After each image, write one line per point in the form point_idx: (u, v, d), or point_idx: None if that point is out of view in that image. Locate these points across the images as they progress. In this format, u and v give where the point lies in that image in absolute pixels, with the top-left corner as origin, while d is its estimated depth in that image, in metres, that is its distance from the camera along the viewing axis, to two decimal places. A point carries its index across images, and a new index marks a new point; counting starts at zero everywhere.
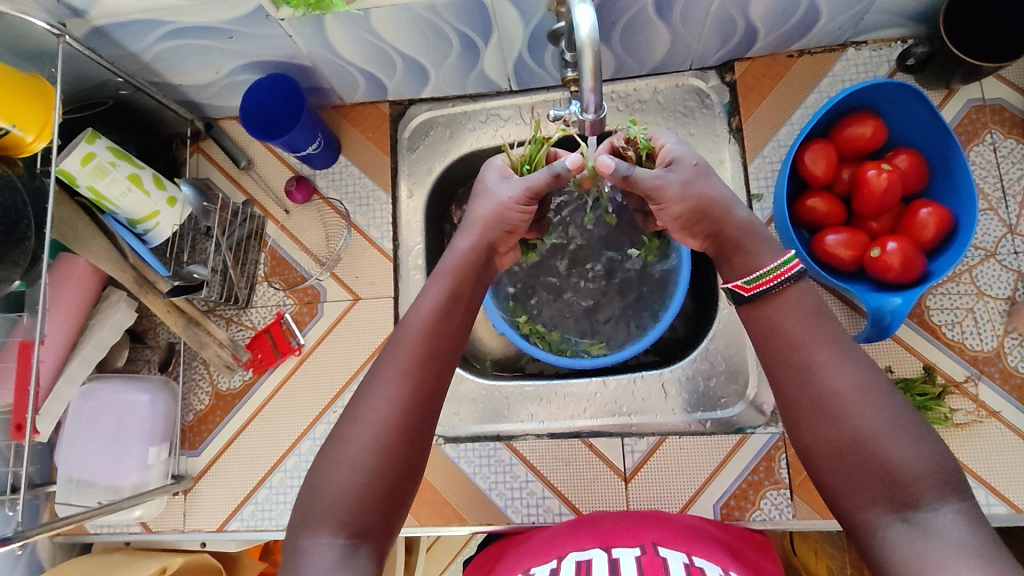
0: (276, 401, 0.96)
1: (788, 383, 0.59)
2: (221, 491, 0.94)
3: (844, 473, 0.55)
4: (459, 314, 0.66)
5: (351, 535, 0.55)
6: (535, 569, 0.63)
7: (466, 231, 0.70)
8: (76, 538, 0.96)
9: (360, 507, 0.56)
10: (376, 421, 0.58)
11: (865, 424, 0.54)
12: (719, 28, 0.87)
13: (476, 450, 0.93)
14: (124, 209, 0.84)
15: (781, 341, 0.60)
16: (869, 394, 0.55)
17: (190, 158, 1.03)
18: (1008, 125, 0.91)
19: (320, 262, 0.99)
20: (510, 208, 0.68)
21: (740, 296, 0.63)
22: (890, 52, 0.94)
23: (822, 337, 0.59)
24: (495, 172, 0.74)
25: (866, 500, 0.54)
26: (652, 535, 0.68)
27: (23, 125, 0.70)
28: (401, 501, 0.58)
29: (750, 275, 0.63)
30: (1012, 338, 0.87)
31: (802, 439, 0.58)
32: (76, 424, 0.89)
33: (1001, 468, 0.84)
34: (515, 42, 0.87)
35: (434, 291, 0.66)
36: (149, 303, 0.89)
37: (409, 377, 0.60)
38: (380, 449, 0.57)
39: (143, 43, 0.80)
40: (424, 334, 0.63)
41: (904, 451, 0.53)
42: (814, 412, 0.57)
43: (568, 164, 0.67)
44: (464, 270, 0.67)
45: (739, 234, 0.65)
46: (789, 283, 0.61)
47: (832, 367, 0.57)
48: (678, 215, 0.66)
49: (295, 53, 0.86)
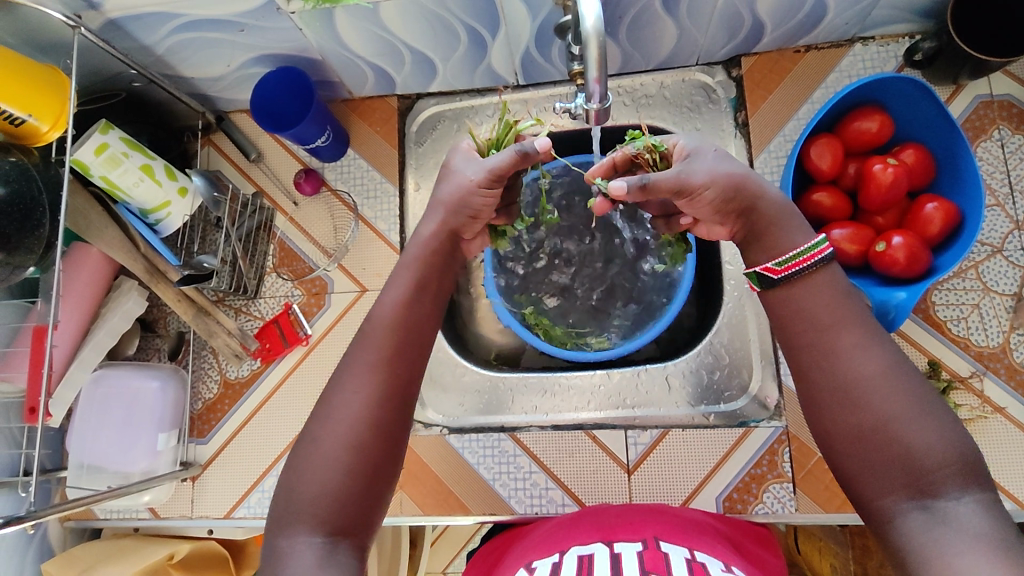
0: (282, 390, 0.97)
1: (813, 368, 0.59)
2: (228, 479, 0.96)
3: (866, 459, 0.55)
4: (427, 304, 0.67)
5: (331, 531, 0.56)
6: (537, 563, 0.64)
7: (430, 216, 0.70)
8: (87, 522, 0.97)
9: (339, 501, 0.57)
10: (344, 420, 0.59)
11: (889, 409, 0.54)
12: (726, 23, 0.88)
13: (480, 441, 0.93)
14: (136, 200, 0.86)
15: (805, 325, 0.60)
16: (894, 380, 0.56)
17: (201, 150, 1.04)
18: (1016, 121, 0.91)
19: (327, 253, 1.00)
20: (471, 190, 0.66)
21: (769, 279, 0.62)
22: (897, 48, 0.94)
23: (847, 323, 0.59)
24: (459, 156, 0.72)
25: (886, 486, 0.54)
26: (653, 529, 0.68)
27: (39, 115, 0.72)
28: (380, 494, 0.59)
29: (779, 258, 0.62)
30: (1018, 334, 0.86)
31: (825, 426, 0.58)
32: (86, 410, 0.90)
33: (1007, 465, 0.83)
34: (523, 37, 0.88)
35: (400, 282, 0.67)
36: (160, 292, 0.91)
37: (379, 371, 0.61)
38: (354, 445, 0.58)
39: (157, 36, 0.81)
40: (391, 326, 0.64)
41: (927, 438, 0.53)
42: (838, 397, 0.57)
43: (536, 144, 0.62)
44: (429, 259, 0.68)
45: (772, 211, 0.64)
46: (821, 263, 0.61)
47: (858, 352, 0.57)
48: (711, 201, 0.63)
49: (305, 46, 0.87)
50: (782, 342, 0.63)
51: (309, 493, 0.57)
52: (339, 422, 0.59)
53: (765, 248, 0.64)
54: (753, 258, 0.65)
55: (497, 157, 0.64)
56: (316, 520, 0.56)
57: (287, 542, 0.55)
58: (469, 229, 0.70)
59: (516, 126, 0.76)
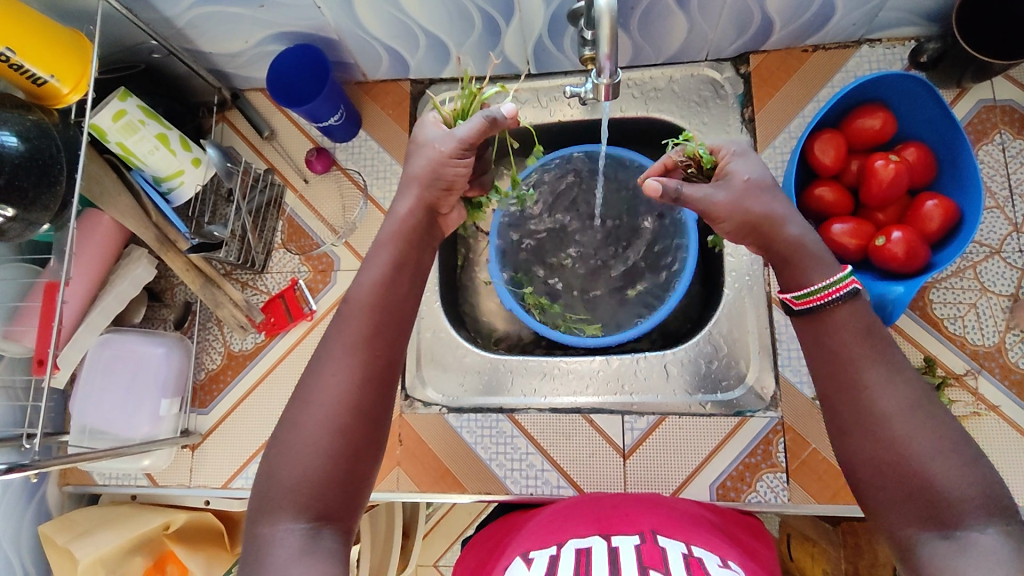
0: (285, 363, 0.98)
1: (839, 399, 0.59)
2: (227, 451, 0.96)
3: (889, 491, 0.55)
4: (405, 283, 0.67)
5: (314, 517, 0.57)
6: (534, 553, 0.65)
7: (403, 193, 0.70)
8: (84, 488, 0.97)
9: (335, 463, 0.58)
10: (323, 405, 0.59)
11: (914, 442, 0.55)
12: (735, 19, 0.89)
13: (478, 421, 0.94)
14: (150, 167, 0.87)
15: (830, 358, 0.60)
16: (922, 415, 0.56)
17: (216, 126, 1.06)
18: (1017, 126, 0.92)
19: (334, 230, 1.02)
20: (443, 162, 0.67)
21: (791, 309, 0.64)
22: (903, 50, 0.96)
23: (871, 357, 0.59)
24: (428, 127, 0.73)
25: (906, 517, 0.54)
26: (649, 521, 0.68)
27: (61, 76, 0.73)
28: (364, 477, 0.60)
29: (801, 291, 0.63)
30: (1014, 334, 0.88)
31: (847, 455, 0.58)
32: (91, 375, 0.91)
33: (1000, 463, 0.84)
34: (536, 24, 0.89)
35: (380, 261, 0.67)
36: (169, 260, 0.92)
37: (358, 351, 0.62)
38: (335, 428, 0.59)
39: (179, 7, 0.83)
40: (377, 301, 0.64)
41: (951, 473, 0.53)
42: (861, 428, 0.57)
43: (503, 110, 0.66)
44: (408, 237, 0.69)
45: (787, 250, 0.65)
46: (840, 301, 0.61)
47: (883, 388, 0.57)
48: (729, 230, 0.68)
49: (322, 25, 0.89)
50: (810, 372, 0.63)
51: (291, 477, 0.57)
52: (340, 385, 0.60)
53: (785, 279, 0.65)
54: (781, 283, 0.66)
55: (466, 125, 0.67)
56: (320, 476, 0.57)
57: (266, 529, 0.56)
58: (445, 203, 0.71)
59: (477, 94, 0.79)
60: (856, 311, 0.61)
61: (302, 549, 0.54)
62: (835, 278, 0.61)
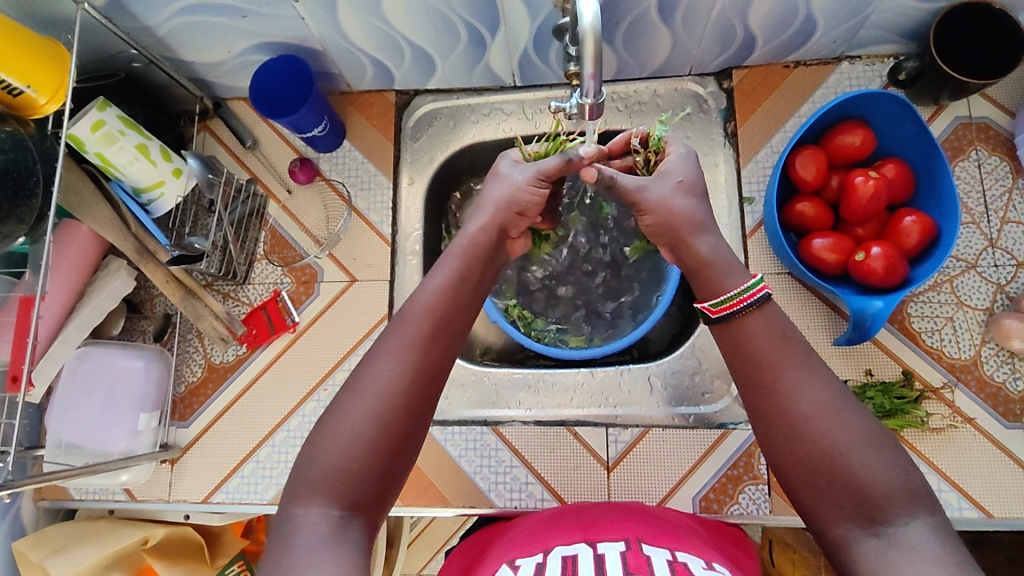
0: (268, 375, 0.97)
1: (759, 404, 0.59)
2: (206, 465, 0.95)
3: (818, 492, 0.55)
4: (465, 296, 0.66)
5: (346, 506, 0.55)
6: (520, 561, 0.64)
7: (478, 213, 0.73)
8: (59, 502, 0.96)
9: (364, 469, 0.56)
10: (374, 395, 0.58)
11: (837, 439, 0.55)
12: (719, 35, 0.90)
13: (462, 434, 0.94)
14: (129, 178, 0.86)
15: (750, 361, 0.60)
16: (842, 409, 0.56)
17: (197, 135, 1.05)
18: (992, 143, 0.94)
19: (319, 242, 1.01)
20: (524, 189, 0.72)
21: (707, 318, 0.63)
22: (882, 68, 0.98)
23: (788, 357, 0.59)
24: (507, 161, 0.76)
25: (838, 516, 0.54)
26: (639, 530, 0.68)
27: (37, 87, 0.72)
28: (398, 474, 0.59)
29: (717, 299, 0.62)
30: (989, 348, 0.89)
31: (775, 459, 0.58)
32: (68, 388, 0.90)
33: (974, 475, 0.86)
34: (522, 38, 0.90)
35: (445, 270, 0.67)
36: (148, 273, 0.91)
37: (412, 355, 0.60)
38: (379, 420, 0.57)
39: (159, 17, 0.82)
40: (430, 310, 0.63)
41: (875, 467, 0.53)
42: (786, 431, 0.57)
43: (582, 152, 0.72)
44: (472, 252, 0.69)
45: (709, 252, 0.65)
46: (750, 308, 0.60)
47: (802, 387, 0.57)
48: (650, 224, 0.69)
49: (306, 36, 0.88)
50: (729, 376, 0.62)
51: (328, 462, 0.56)
52: (377, 391, 0.58)
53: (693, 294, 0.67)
54: (694, 291, 0.66)
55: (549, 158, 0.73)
56: (350, 471, 0.56)
57: (300, 510, 0.55)
58: (514, 227, 0.73)
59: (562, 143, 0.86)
60: (767, 320, 0.60)
61: (331, 537, 0.53)
62: (746, 284, 0.61)
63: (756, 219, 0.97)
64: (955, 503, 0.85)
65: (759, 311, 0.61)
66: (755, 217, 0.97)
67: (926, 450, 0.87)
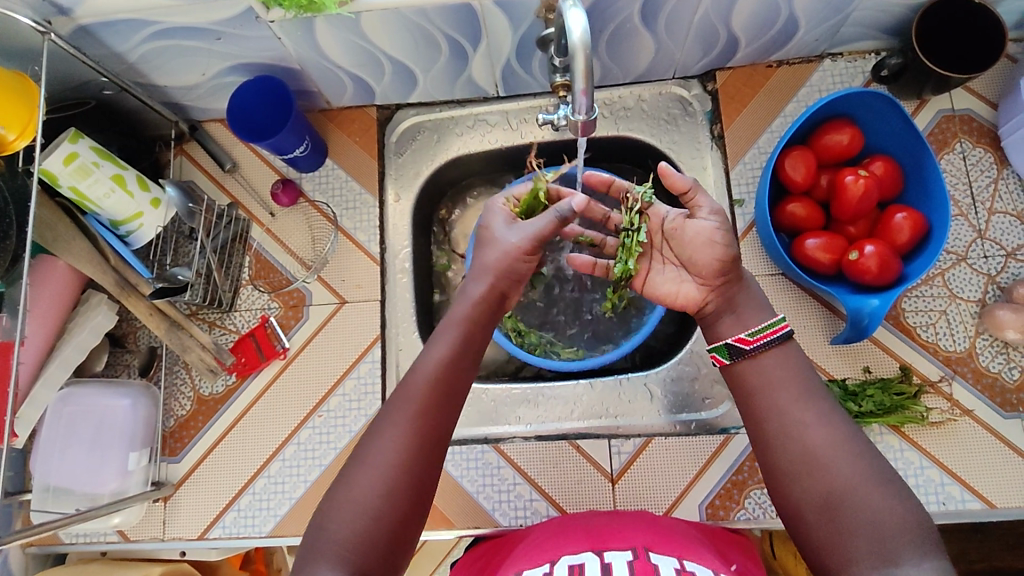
0: (260, 403, 0.95)
1: (772, 438, 0.60)
2: (201, 499, 0.92)
3: (834, 529, 0.54)
4: (467, 365, 0.65)
5: (353, 572, 0.53)
6: (527, 573, 0.61)
7: (476, 279, 0.70)
8: (50, 548, 0.92)
9: (364, 544, 0.54)
10: (382, 464, 0.57)
11: (850, 475, 0.56)
12: (702, 38, 0.90)
13: (463, 453, 0.92)
14: (106, 210, 0.83)
15: (772, 395, 0.62)
16: (857, 449, 0.57)
17: (174, 160, 1.02)
18: (976, 134, 0.95)
19: (306, 265, 0.99)
20: (518, 258, 0.69)
21: (740, 348, 0.64)
22: (864, 64, 0.98)
23: (809, 395, 0.61)
24: (500, 217, 0.74)
25: (851, 554, 0.53)
26: (642, 537, 0.66)
27: (5, 123, 0.69)
28: (408, 537, 0.57)
29: (751, 330, 0.65)
30: (984, 339, 0.90)
31: (790, 496, 0.58)
32: (53, 430, 0.87)
33: (975, 467, 0.86)
34: (504, 49, 0.88)
35: (446, 338, 0.65)
36: (130, 305, 0.88)
37: (415, 428, 0.59)
38: (385, 489, 0.56)
39: (129, 43, 0.79)
40: (434, 381, 0.61)
41: (889, 506, 0.54)
42: (804, 465, 0.57)
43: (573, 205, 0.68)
44: (475, 315, 0.67)
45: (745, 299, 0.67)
46: (778, 342, 0.64)
47: (820, 423, 0.59)
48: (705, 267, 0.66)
49: (283, 55, 0.86)
50: (746, 415, 0.64)
51: (338, 532, 0.55)
52: (381, 466, 0.57)
53: (708, 331, 0.68)
54: (719, 331, 0.67)
55: (542, 219, 0.70)
56: (357, 541, 0.54)
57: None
58: (513, 292, 0.71)
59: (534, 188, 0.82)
60: (786, 357, 0.63)
61: None
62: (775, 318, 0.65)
63: (746, 221, 0.96)
64: (959, 496, 0.85)
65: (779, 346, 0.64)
66: (745, 219, 0.96)
67: (926, 444, 0.87)
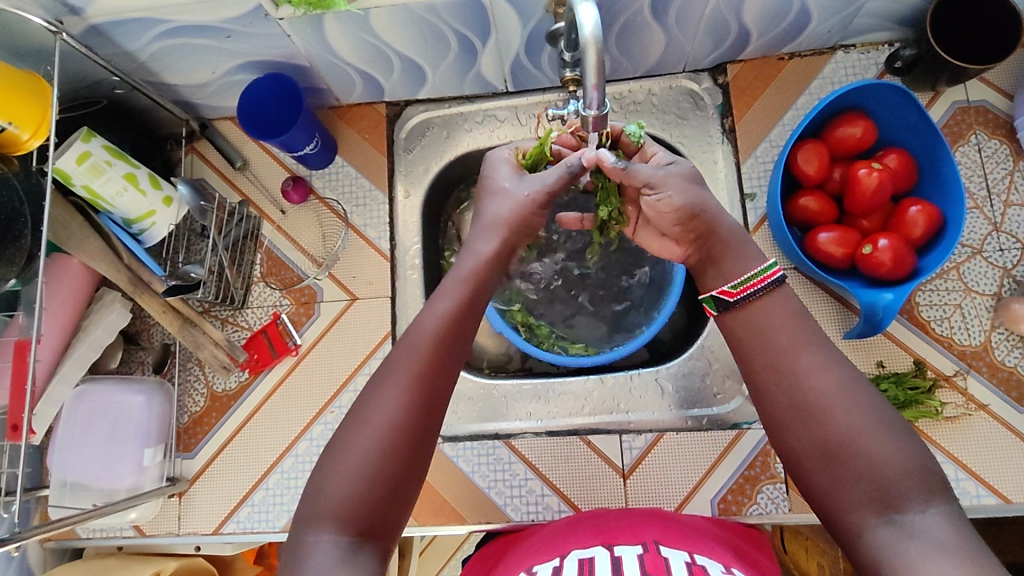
0: (272, 400, 0.95)
1: (768, 388, 0.60)
2: (216, 495, 0.93)
3: (830, 477, 0.55)
4: (470, 323, 0.65)
5: (355, 533, 0.55)
6: (538, 567, 0.61)
7: (485, 233, 0.70)
8: (68, 542, 0.93)
9: (361, 509, 0.55)
10: (378, 423, 0.57)
11: (847, 421, 0.55)
12: (713, 31, 0.89)
13: (474, 449, 0.93)
14: (119, 209, 0.84)
15: (763, 343, 0.61)
16: (852, 392, 0.56)
17: (185, 158, 1.02)
18: (991, 126, 0.94)
19: (317, 262, 0.99)
20: (530, 212, 0.70)
21: (725, 302, 0.64)
22: (878, 55, 0.96)
23: (803, 341, 0.60)
24: (506, 167, 0.75)
25: (853, 501, 0.53)
26: (654, 532, 0.65)
27: (19, 123, 0.69)
28: (406, 499, 0.58)
29: (734, 281, 0.64)
30: (999, 333, 0.89)
31: (787, 446, 0.58)
32: (69, 427, 0.88)
33: (990, 462, 0.86)
34: (513, 43, 0.88)
35: (450, 294, 0.65)
36: (144, 303, 0.88)
37: (416, 382, 0.59)
38: (382, 449, 0.57)
39: (140, 42, 0.80)
40: (437, 332, 0.61)
41: (889, 450, 0.54)
42: (799, 415, 0.57)
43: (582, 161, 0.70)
44: (482, 274, 0.67)
45: (730, 238, 0.66)
46: (762, 292, 0.63)
47: (815, 369, 0.58)
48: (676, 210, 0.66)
49: (293, 53, 0.86)
50: (738, 361, 0.63)
51: (336, 492, 0.55)
52: (379, 423, 0.57)
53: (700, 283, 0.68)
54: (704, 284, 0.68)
55: (553, 173, 0.71)
56: (358, 503, 0.55)
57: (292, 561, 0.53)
58: (521, 246, 0.72)
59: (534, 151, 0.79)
60: (783, 302, 0.63)
61: None
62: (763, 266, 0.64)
63: (758, 215, 0.96)
64: (973, 490, 0.85)
65: (790, 313, 0.62)
66: (757, 213, 0.96)
67: (940, 439, 0.87)
